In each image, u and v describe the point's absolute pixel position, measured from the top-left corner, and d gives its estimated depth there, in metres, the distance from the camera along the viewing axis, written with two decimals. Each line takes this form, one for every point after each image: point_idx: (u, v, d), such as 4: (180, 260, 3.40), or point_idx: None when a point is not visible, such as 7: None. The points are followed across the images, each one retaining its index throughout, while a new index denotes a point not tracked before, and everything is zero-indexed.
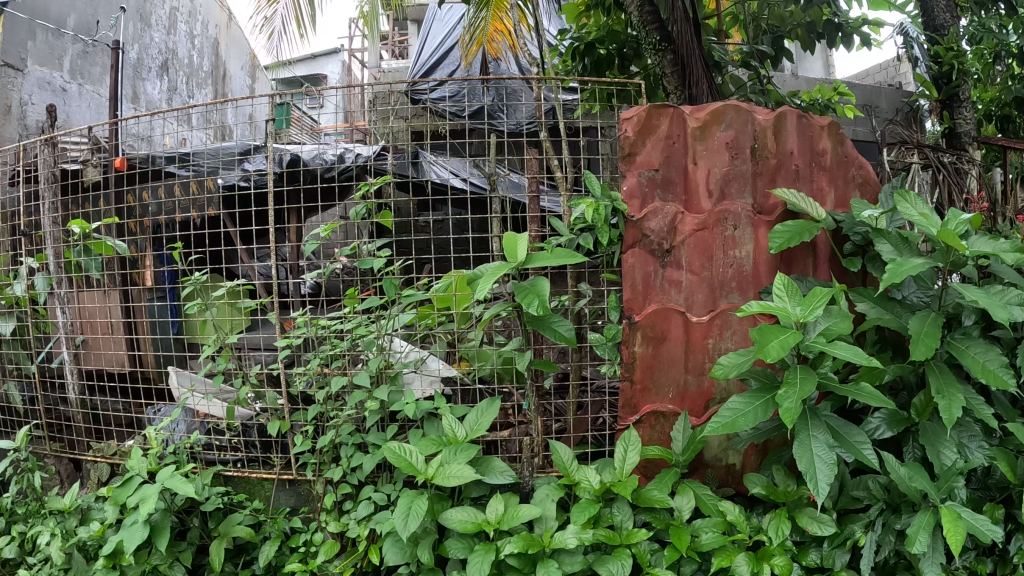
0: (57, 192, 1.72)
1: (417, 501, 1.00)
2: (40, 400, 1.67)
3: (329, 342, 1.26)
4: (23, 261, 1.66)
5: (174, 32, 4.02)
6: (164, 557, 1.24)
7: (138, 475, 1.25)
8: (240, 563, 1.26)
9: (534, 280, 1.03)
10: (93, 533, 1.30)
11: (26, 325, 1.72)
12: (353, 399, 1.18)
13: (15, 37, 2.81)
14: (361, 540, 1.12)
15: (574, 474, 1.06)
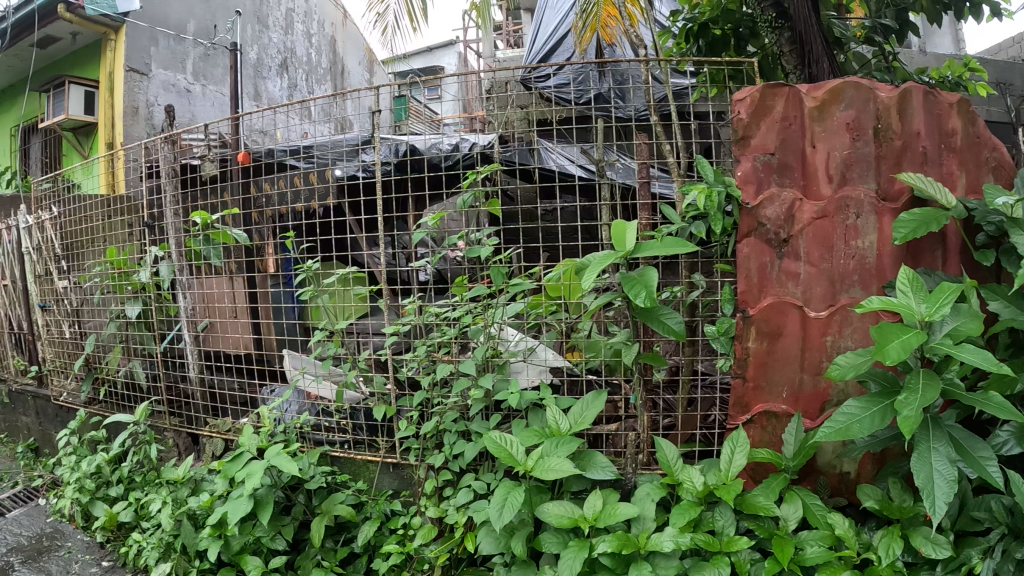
0: (179, 181, 1.78)
1: (514, 493, 0.98)
2: (161, 376, 1.74)
3: (438, 330, 1.25)
4: (149, 250, 1.71)
5: (293, 32, 4.16)
6: (268, 530, 1.26)
7: (249, 451, 1.27)
8: (340, 540, 1.27)
9: (644, 270, 0.98)
10: (204, 503, 1.34)
11: (150, 308, 1.79)
12: (458, 387, 1.16)
13: (139, 44, 3.13)
14: (459, 526, 1.11)
15: (678, 474, 1.01)
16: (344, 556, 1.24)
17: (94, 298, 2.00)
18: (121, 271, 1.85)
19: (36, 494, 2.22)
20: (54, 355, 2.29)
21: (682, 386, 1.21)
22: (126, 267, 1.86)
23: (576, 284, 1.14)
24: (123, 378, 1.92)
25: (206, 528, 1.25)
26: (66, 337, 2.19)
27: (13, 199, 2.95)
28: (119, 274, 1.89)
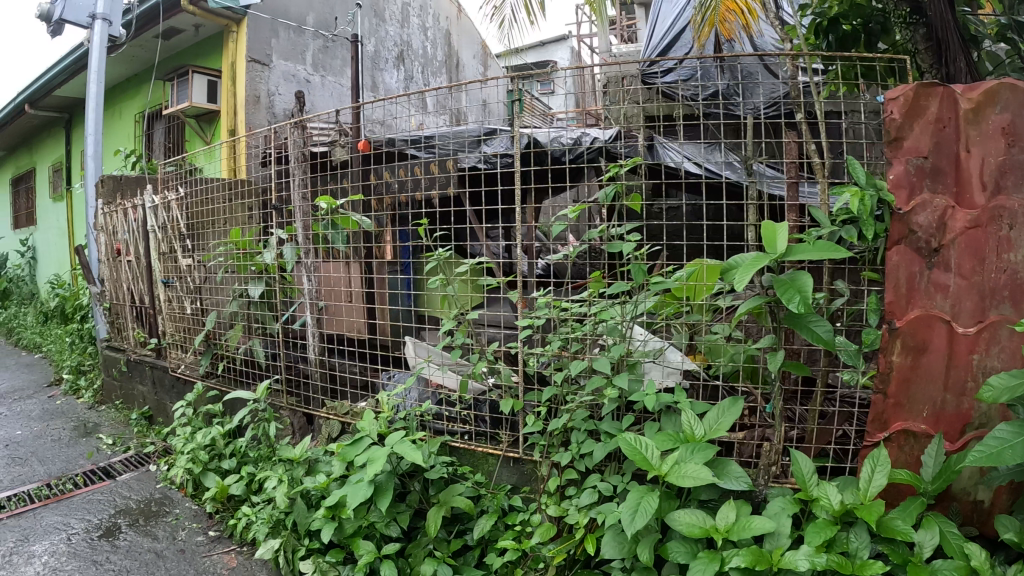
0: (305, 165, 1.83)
1: (647, 497, 0.98)
2: (281, 355, 1.81)
3: (569, 324, 1.26)
4: (276, 232, 1.76)
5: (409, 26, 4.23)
6: (383, 515, 1.29)
7: (369, 436, 1.30)
8: (453, 531, 1.30)
9: (796, 274, 0.97)
10: (320, 484, 1.38)
11: (272, 287, 1.85)
12: (591, 385, 1.17)
13: (259, 36, 3.23)
14: (580, 527, 1.10)
15: (813, 489, 0.99)
16: (457, 548, 1.26)
17: (217, 276, 2.08)
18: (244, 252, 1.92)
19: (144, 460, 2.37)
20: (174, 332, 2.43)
21: (816, 397, 1.18)
22: (252, 246, 1.94)
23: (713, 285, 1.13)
24: (243, 356, 2.00)
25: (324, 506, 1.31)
26: (187, 313, 2.29)
27: (138, 178, 3.11)
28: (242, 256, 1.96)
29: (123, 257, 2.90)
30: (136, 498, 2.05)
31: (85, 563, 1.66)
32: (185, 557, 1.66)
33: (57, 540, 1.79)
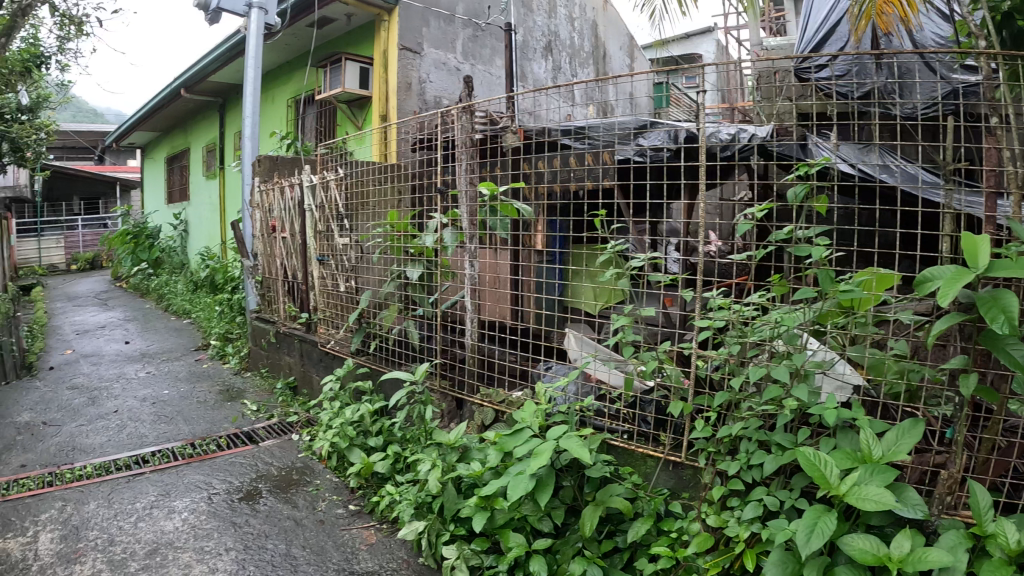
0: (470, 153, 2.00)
1: (823, 519, 1.10)
2: (439, 335, 2.00)
3: (746, 327, 1.43)
4: (439, 217, 1.92)
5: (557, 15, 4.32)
6: (534, 510, 1.50)
7: (528, 427, 1.49)
8: (606, 530, 1.48)
9: (998, 292, 1.05)
10: (475, 472, 1.58)
11: (429, 270, 2.05)
12: (771, 393, 1.33)
13: (414, 25, 3.49)
14: (741, 541, 1.28)
15: (990, 526, 1.04)
16: (608, 548, 1.44)
17: (375, 258, 2.35)
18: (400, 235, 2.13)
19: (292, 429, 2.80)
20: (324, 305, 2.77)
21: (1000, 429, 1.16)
22: (405, 233, 2.14)
23: (882, 293, 1.30)
24: (396, 328, 2.25)
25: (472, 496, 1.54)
26: (340, 292, 2.56)
27: (292, 161, 3.62)
28: (399, 237, 2.18)
29: (277, 233, 3.40)
30: (279, 465, 2.42)
31: (230, 523, 1.98)
32: (325, 529, 1.93)
33: (210, 497, 2.16)
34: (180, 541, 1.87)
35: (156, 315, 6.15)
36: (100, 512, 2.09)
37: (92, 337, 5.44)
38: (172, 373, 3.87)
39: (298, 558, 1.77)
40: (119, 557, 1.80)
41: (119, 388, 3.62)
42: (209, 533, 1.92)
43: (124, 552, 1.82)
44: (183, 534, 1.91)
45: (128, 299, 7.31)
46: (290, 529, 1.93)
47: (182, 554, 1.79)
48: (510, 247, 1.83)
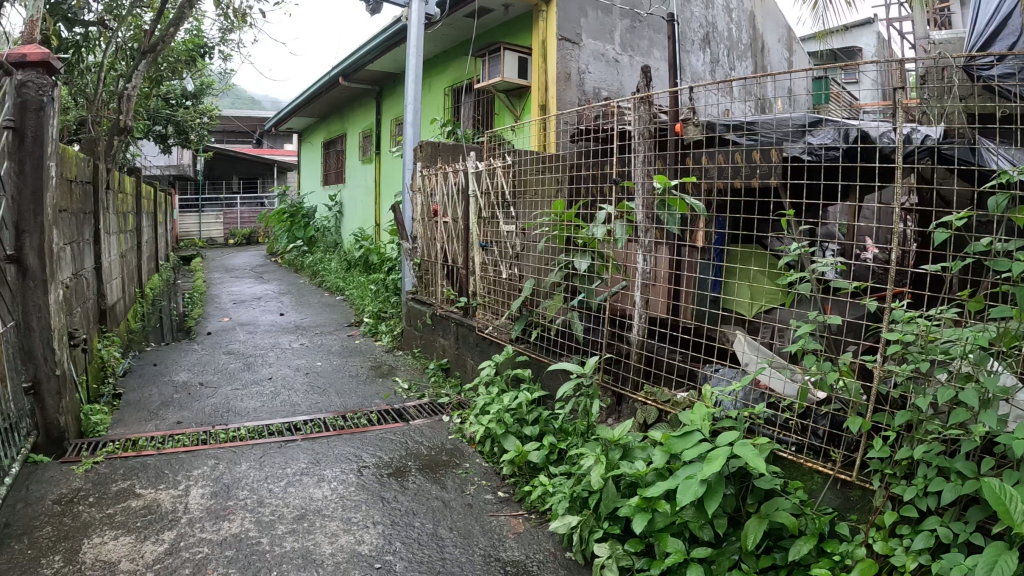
0: (650, 163, 3.49)
1: (1002, 560, 1.54)
2: (607, 325, 3.73)
3: (939, 351, 1.79)
4: (612, 212, 3.43)
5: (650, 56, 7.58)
6: (699, 518, 2.19)
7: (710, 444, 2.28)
8: (776, 539, 2.11)
9: None
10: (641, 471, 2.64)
11: (595, 261, 3.72)
12: (966, 413, 1.69)
13: None
14: (907, 569, 1.77)
15: None
16: (768, 563, 2.06)
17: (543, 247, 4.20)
18: (567, 222, 3.92)
19: (442, 411, 4.85)
20: (489, 301, 4.89)
21: None
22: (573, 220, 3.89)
23: None
24: (567, 316, 3.97)
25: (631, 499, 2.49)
26: (506, 272, 4.59)
27: (446, 149, 6.01)
28: (564, 224, 3.98)
29: (438, 217, 5.67)
30: (429, 445, 4.21)
31: (375, 498, 3.49)
32: (477, 515, 3.31)
33: (353, 471, 3.82)
34: (319, 510, 3.35)
35: (364, 346, 7.52)
36: (248, 474, 3.77)
37: (306, 368, 6.67)
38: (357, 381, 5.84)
39: (444, 539, 3.07)
40: (265, 520, 3.24)
41: (279, 400, 5.32)
42: (356, 506, 3.40)
43: (271, 514, 3.29)
44: (325, 503, 3.43)
45: (332, 324, 8.91)
46: (428, 509, 3.37)
47: (325, 523, 3.22)
48: (692, 238, 3.15)
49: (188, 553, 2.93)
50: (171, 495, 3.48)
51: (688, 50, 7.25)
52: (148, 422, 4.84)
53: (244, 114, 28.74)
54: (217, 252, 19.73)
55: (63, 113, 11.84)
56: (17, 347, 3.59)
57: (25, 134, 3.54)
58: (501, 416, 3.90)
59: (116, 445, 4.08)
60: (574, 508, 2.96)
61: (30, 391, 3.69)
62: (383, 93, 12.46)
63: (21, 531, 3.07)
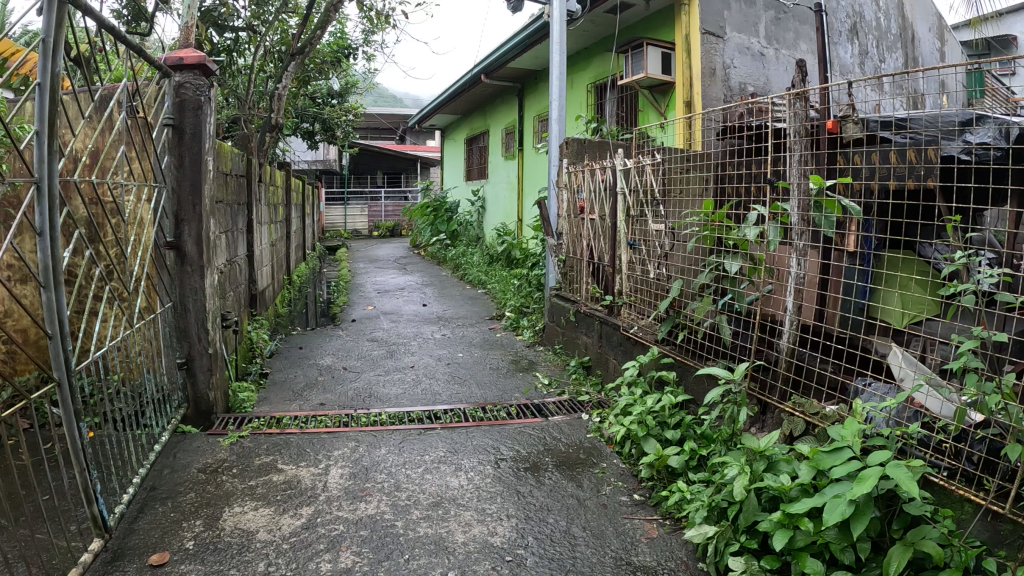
0: (806, 163, 3.60)
1: None
2: (756, 334, 3.88)
3: None
4: (769, 216, 3.63)
5: (796, 49, 7.67)
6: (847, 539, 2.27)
7: (868, 475, 2.32)
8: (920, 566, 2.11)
9: None
10: (784, 486, 2.72)
11: (745, 263, 3.91)
12: None
13: None
14: None
15: None
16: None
17: (693, 247, 4.41)
18: (716, 222, 4.13)
19: (580, 409, 5.17)
20: (634, 301, 5.41)
21: None
22: (722, 222, 4.12)
23: None
24: (714, 318, 4.22)
25: (776, 514, 2.64)
26: (657, 274, 5.00)
27: (598, 148, 6.90)
28: (713, 225, 4.21)
29: (590, 215, 6.25)
30: (566, 442, 4.44)
31: (511, 492, 3.73)
32: (619, 515, 3.44)
33: (491, 463, 4.11)
34: (454, 499, 3.64)
35: (506, 339, 7.66)
36: (388, 459, 4.18)
37: (447, 359, 6.82)
38: (498, 376, 6.12)
39: (578, 537, 3.24)
40: (400, 504, 3.58)
41: (422, 392, 5.63)
42: (491, 497, 3.66)
43: (408, 500, 3.63)
44: (461, 492, 3.72)
45: (474, 316, 9.22)
46: (564, 506, 3.56)
47: (459, 512, 3.49)
48: (846, 236, 3.30)
49: (324, 529, 3.33)
50: (311, 472, 3.99)
51: (837, 42, 6.97)
52: (296, 404, 5.25)
53: (388, 109, 29.90)
54: (363, 243, 20.67)
55: (220, 113, 12.76)
56: (175, 327, 4.45)
57: (183, 131, 4.35)
58: (643, 419, 4.06)
59: (262, 421, 4.72)
60: (715, 518, 3.06)
61: (185, 365, 4.49)
62: (524, 89, 12.66)
63: (168, 495, 3.68)
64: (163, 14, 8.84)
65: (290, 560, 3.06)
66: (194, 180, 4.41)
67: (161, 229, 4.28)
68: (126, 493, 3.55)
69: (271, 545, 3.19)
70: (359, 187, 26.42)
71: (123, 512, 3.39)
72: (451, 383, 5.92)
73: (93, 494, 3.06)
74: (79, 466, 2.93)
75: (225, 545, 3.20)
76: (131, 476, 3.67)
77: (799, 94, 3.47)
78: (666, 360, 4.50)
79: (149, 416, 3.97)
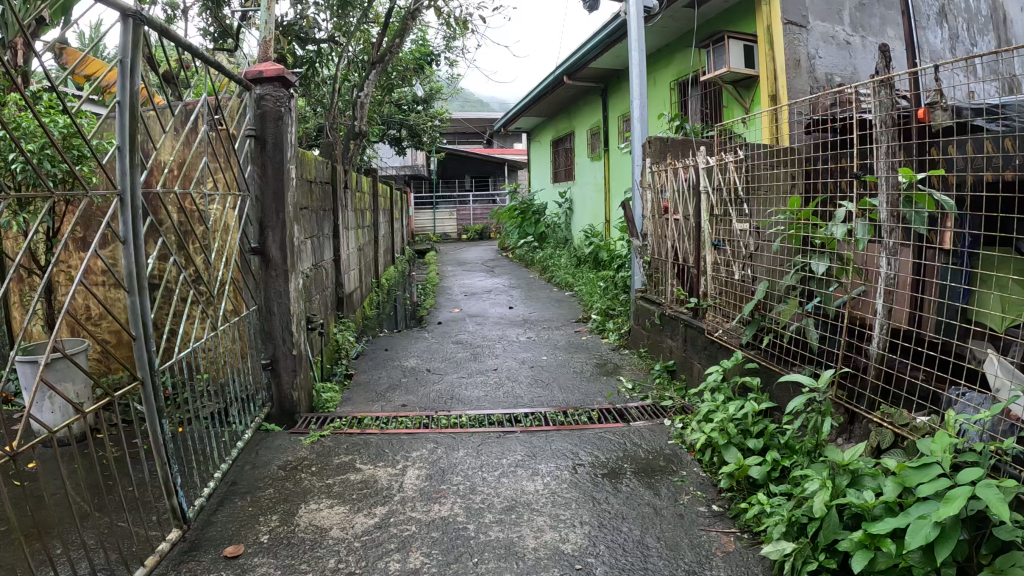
0: (895, 155, 3.29)
1: None
2: (843, 341, 3.56)
3: None
4: (855, 214, 3.35)
5: (884, 36, 7.25)
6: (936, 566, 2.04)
7: (960, 496, 2.09)
8: None
9: None
10: (866, 504, 2.48)
11: (833, 263, 3.63)
12: None
13: None
14: None
15: None
16: None
17: (781, 246, 4.16)
18: (802, 221, 3.86)
19: (663, 414, 4.93)
20: (720, 303, 5.12)
21: None
22: (808, 220, 3.86)
23: None
24: (800, 322, 3.94)
25: (856, 533, 2.41)
26: (740, 275, 4.77)
27: (679, 146, 6.70)
28: (799, 222, 3.93)
29: (673, 215, 6.06)
30: (646, 448, 4.22)
31: (587, 498, 3.56)
32: (694, 526, 3.23)
33: (568, 468, 3.94)
34: (529, 504, 3.50)
35: (590, 343, 7.47)
36: (465, 461, 4.07)
37: (530, 362, 6.71)
38: (580, 379, 5.95)
39: (651, 548, 3.04)
40: (474, 507, 3.47)
41: (503, 395, 5.52)
42: (566, 503, 3.50)
43: (481, 503, 3.52)
44: (536, 497, 3.57)
45: (559, 318, 9.08)
46: (639, 514, 3.36)
47: (532, 517, 3.36)
48: (939, 233, 3.00)
49: (396, 529, 3.26)
50: (389, 473, 3.92)
51: (925, 26, 6.72)
52: (378, 405, 5.21)
53: (474, 114, 30.12)
54: (451, 247, 20.83)
55: (307, 122, 13.03)
56: (260, 329, 4.49)
57: (265, 140, 4.37)
58: (724, 426, 3.80)
59: (344, 421, 4.70)
60: (794, 535, 2.79)
61: (268, 366, 4.51)
62: (607, 89, 12.46)
63: (248, 490, 3.71)
64: (249, 27, 9.01)
65: (359, 558, 3.01)
66: (279, 186, 4.43)
67: (246, 235, 4.34)
68: (205, 487, 3.59)
69: (342, 542, 3.15)
70: (447, 191, 26.61)
71: (201, 504, 3.44)
72: (533, 386, 5.78)
73: (173, 486, 3.21)
74: (162, 461, 3.05)
75: (298, 540, 3.19)
76: (212, 470, 3.73)
77: (884, 83, 3.19)
78: (750, 366, 4.26)
79: (233, 415, 4.01)
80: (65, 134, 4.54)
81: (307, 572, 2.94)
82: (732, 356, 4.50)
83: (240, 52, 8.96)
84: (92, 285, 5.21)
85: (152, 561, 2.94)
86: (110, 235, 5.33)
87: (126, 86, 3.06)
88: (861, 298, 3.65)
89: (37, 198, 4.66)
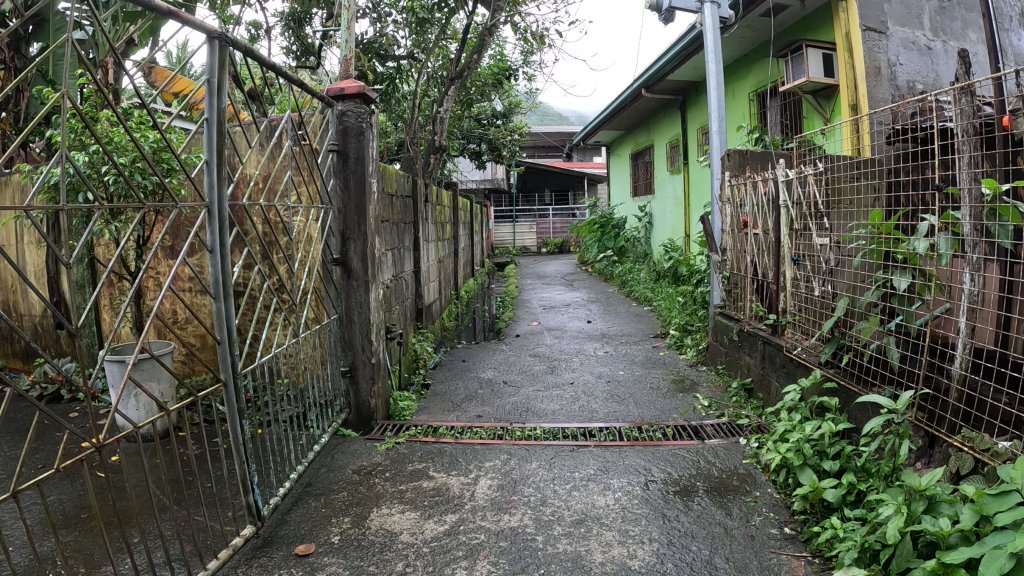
0: (979, 164, 3.09)
1: None
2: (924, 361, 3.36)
3: None
4: (940, 228, 3.14)
5: (964, 39, 7.01)
6: None
7: None
8: None
9: None
10: (941, 532, 2.34)
11: (916, 279, 3.45)
12: None
13: None
14: None
15: None
16: None
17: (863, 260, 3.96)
18: (884, 234, 3.68)
19: (738, 432, 4.78)
20: (799, 320, 4.94)
21: None
22: (891, 234, 3.67)
23: None
24: (881, 341, 3.74)
25: (929, 563, 2.29)
26: (817, 290, 4.60)
27: (759, 158, 6.57)
28: (882, 237, 3.74)
29: (753, 230, 5.91)
30: (720, 467, 4.09)
31: (657, 515, 3.48)
32: (766, 547, 3.11)
33: (640, 484, 3.87)
34: (599, 518, 3.45)
35: (668, 358, 7.34)
36: (537, 473, 4.04)
37: (608, 377, 6.64)
38: (657, 396, 5.85)
39: (719, 568, 2.95)
40: (544, 519, 3.44)
41: (578, 409, 5.48)
42: (636, 519, 3.43)
43: (551, 515, 3.49)
44: (606, 512, 3.52)
45: (638, 333, 8.96)
46: (710, 533, 3.26)
47: (601, 532, 3.30)
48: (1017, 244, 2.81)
49: (464, 537, 3.26)
50: (461, 482, 3.92)
51: (1008, 28, 6.53)
52: (454, 415, 5.24)
53: (555, 129, 30.26)
54: (531, 260, 20.81)
55: (389, 137, 13.27)
56: (340, 336, 4.56)
57: (347, 155, 4.41)
58: (800, 447, 3.64)
59: (420, 430, 4.73)
60: (866, 561, 2.66)
61: (348, 374, 4.60)
62: (686, 102, 12.29)
63: (323, 492, 3.78)
64: (329, 46, 9.18)
65: (427, 563, 3.02)
66: (360, 201, 4.47)
67: (330, 247, 4.40)
68: (281, 486, 3.67)
69: (412, 546, 3.17)
70: (527, 204, 26.71)
71: (276, 503, 3.51)
72: (609, 401, 5.71)
73: (250, 483, 3.28)
74: (240, 459, 3.12)
75: (368, 542, 3.23)
76: (288, 471, 3.79)
77: (964, 89, 3.01)
78: (825, 385, 4.07)
79: (311, 419, 4.08)
80: (155, 148, 4.59)
81: (375, 573, 2.97)
82: (809, 376, 4.32)
83: (321, 69, 9.12)
84: (180, 292, 5.38)
85: (226, 556, 3.01)
86: (198, 245, 5.48)
87: (213, 104, 3.09)
88: (945, 316, 3.45)
89: (131, 212, 4.72)
